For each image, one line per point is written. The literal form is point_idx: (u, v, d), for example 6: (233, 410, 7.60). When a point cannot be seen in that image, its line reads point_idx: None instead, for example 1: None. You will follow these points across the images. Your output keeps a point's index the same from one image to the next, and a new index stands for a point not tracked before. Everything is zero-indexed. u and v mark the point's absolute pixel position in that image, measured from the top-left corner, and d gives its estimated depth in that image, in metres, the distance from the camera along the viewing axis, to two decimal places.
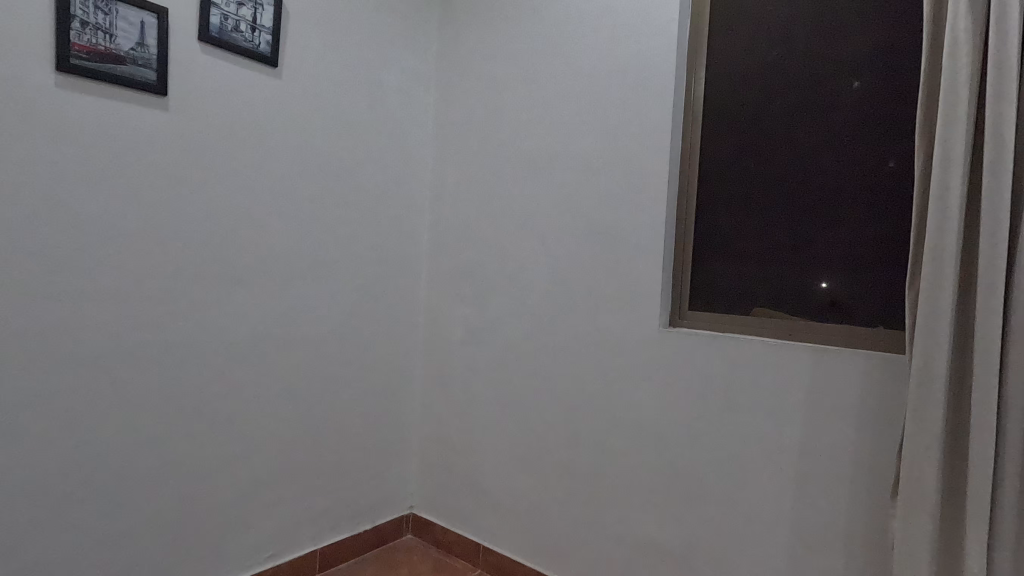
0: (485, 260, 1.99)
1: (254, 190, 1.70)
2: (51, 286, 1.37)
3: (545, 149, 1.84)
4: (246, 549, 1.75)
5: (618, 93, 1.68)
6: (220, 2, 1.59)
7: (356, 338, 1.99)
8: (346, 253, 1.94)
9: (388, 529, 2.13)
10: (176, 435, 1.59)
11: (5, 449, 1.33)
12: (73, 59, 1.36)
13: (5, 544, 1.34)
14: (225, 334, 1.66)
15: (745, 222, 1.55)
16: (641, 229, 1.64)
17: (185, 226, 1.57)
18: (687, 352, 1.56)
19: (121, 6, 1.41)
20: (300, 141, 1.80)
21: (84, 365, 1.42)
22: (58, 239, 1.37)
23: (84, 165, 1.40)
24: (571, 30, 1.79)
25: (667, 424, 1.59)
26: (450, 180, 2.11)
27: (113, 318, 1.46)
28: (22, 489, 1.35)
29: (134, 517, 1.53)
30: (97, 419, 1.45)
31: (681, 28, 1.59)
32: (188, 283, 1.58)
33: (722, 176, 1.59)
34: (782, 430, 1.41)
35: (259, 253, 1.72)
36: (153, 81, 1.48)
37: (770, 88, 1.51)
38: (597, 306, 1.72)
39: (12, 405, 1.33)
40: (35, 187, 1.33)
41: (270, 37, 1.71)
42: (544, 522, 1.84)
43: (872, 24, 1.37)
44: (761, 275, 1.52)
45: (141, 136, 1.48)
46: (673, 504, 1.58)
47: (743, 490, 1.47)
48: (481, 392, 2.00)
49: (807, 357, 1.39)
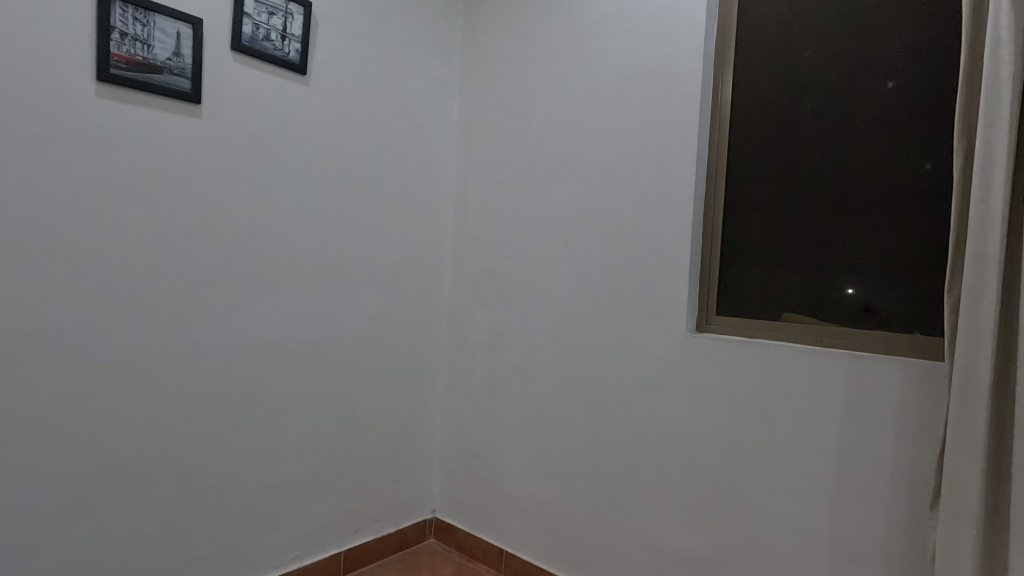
0: (508, 265, 1.99)
1: (283, 195, 1.73)
2: (90, 289, 1.40)
3: (570, 154, 1.84)
4: (273, 551, 1.77)
5: (644, 97, 1.69)
6: (252, 12, 1.62)
7: (381, 342, 2.01)
8: (372, 257, 1.96)
9: (411, 533, 2.14)
10: (206, 435, 1.62)
11: (43, 447, 1.36)
12: (113, 70, 1.40)
13: (42, 540, 1.37)
14: (254, 337, 1.69)
15: (775, 225, 1.54)
16: (667, 233, 1.63)
17: (217, 231, 1.60)
18: (714, 358, 1.55)
19: (158, 17, 1.44)
20: (328, 147, 1.82)
21: (119, 366, 1.46)
22: (95, 244, 1.40)
23: (122, 172, 1.43)
24: (596, 35, 1.80)
25: (695, 429, 1.58)
26: (474, 185, 2.12)
27: (147, 320, 1.49)
28: (58, 486, 1.39)
29: (165, 515, 1.56)
30: (131, 419, 1.48)
31: (708, 31, 1.58)
32: (219, 287, 1.61)
33: (750, 179, 1.58)
34: (813, 436, 1.40)
35: (288, 257, 1.75)
36: (187, 89, 1.51)
37: (801, 91, 1.50)
38: (623, 310, 1.72)
39: (50, 404, 1.37)
40: (74, 194, 1.37)
41: (300, 45, 1.73)
42: (568, 527, 1.83)
43: (907, 25, 1.36)
44: (791, 278, 1.51)
45: (175, 143, 1.51)
46: (701, 511, 1.57)
47: (773, 497, 1.45)
48: (505, 396, 2.00)
49: (839, 362, 1.37)
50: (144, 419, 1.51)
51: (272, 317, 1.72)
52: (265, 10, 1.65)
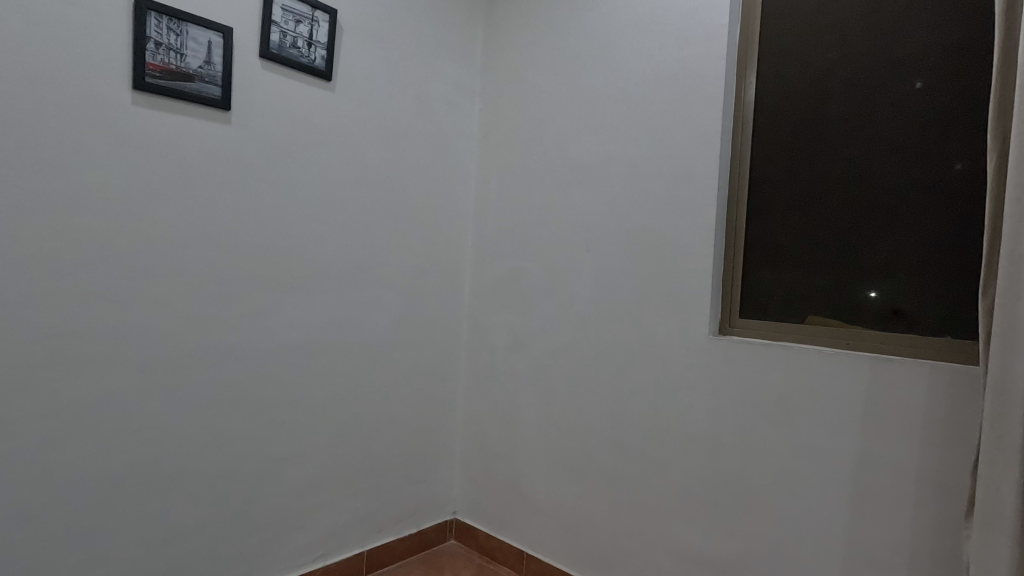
0: (529, 267, 2.00)
1: (309, 199, 1.76)
2: (124, 292, 1.44)
3: (591, 157, 1.85)
4: (296, 550, 1.79)
5: (666, 99, 1.69)
6: (279, 20, 1.65)
7: (403, 344, 2.03)
8: (394, 260, 1.98)
9: (432, 535, 2.16)
10: (233, 434, 1.65)
11: (79, 445, 1.40)
12: (148, 78, 1.44)
13: (77, 537, 1.41)
14: (279, 339, 1.72)
15: (799, 228, 1.53)
16: (689, 236, 1.63)
17: (245, 235, 1.63)
18: (738, 360, 1.54)
19: (190, 27, 1.49)
20: (352, 152, 1.85)
21: (152, 367, 1.49)
22: (129, 247, 1.44)
23: (155, 177, 1.47)
24: (618, 39, 1.81)
25: (718, 433, 1.57)
26: (494, 189, 2.14)
27: (178, 322, 1.53)
28: (92, 483, 1.42)
29: (193, 514, 1.59)
30: (162, 419, 1.52)
31: (731, 33, 1.58)
32: (246, 289, 1.64)
33: (774, 181, 1.57)
34: (839, 440, 1.38)
35: (313, 260, 1.78)
36: (218, 96, 1.55)
37: (826, 92, 1.49)
38: (644, 313, 1.72)
39: (86, 403, 1.40)
40: (110, 200, 1.41)
41: (325, 52, 1.76)
42: (589, 530, 1.83)
43: (936, 24, 1.34)
44: (816, 281, 1.49)
45: (206, 149, 1.55)
46: (724, 515, 1.56)
47: (798, 502, 1.43)
48: (525, 399, 2.01)
49: (867, 366, 1.35)
50: (174, 418, 1.54)
51: (297, 319, 1.75)
52: (292, 19, 1.68)
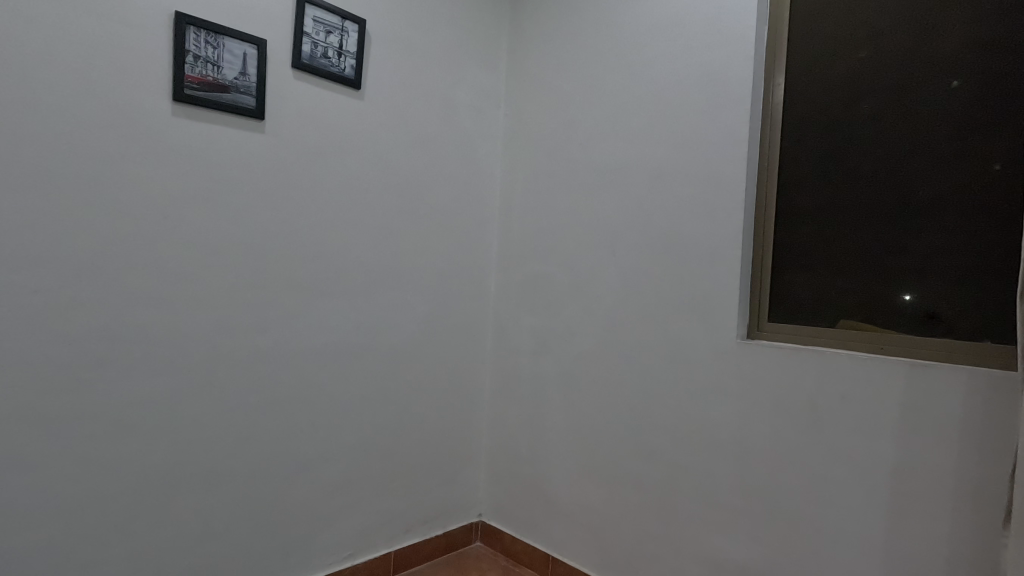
0: (554, 271, 2.01)
1: (338, 205, 1.80)
2: (164, 295, 1.50)
3: (616, 161, 1.85)
4: (325, 549, 1.83)
5: (692, 103, 1.68)
6: (311, 31, 1.70)
7: (430, 347, 2.06)
8: (421, 265, 2.01)
9: (458, 536, 2.18)
10: (265, 435, 1.69)
11: (121, 443, 1.45)
12: (188, 90, 1.49)
13: (117, 532, 1.46)
14: (310, 341, 1.76)
15: (829, 230, 1.50)
16: (716, 240, 1.62)
17: (278, 240, 1.68)
18: (767, 365, 1.52)
19: (226, 40, 1.54)
20: (381, 158, 1.89)
21: (190, 368, 1.55)
22: (169, 253, 1.50)
23: (193, 185, 1.52)
24: (643, 43, 1.81)
25: (747, 438, 1.55)
26: (519, 195, 2.15)
27: (214, 324, 1.58)
28: (133, 480, 1.48)
29: (226, 512, 1.63)
30: (198, 420, 1.57)
31: (758, 35, 1.57)
32: (278, 293, 1.69)
33: (803, 183, 1.55)
34: (873, 447, 1.35)
35: (342, 265, 1.82)
36: (252, 106, 1.60)
37: (857, 92, 1.46)
38: (670, 317, 1.71)
39: (128, 403, 1.46)
40: (151, 208, 1.46)
41: (354, 61, 1.81)
42: (614, 535, 1.83)
43: (973, 20, 1.31)
44: (847, 284, 1.47)
45: (242, 157, 1.60)
46: (753, 522, 1.53)
47: (829, 510, 1.41)
48: (551, 402, 2.02)
49: (901, 372, 1.32)
50: (210, 417, 1.59)
51: (327, 322, 1.79)
52: (323, 30, 1.73)
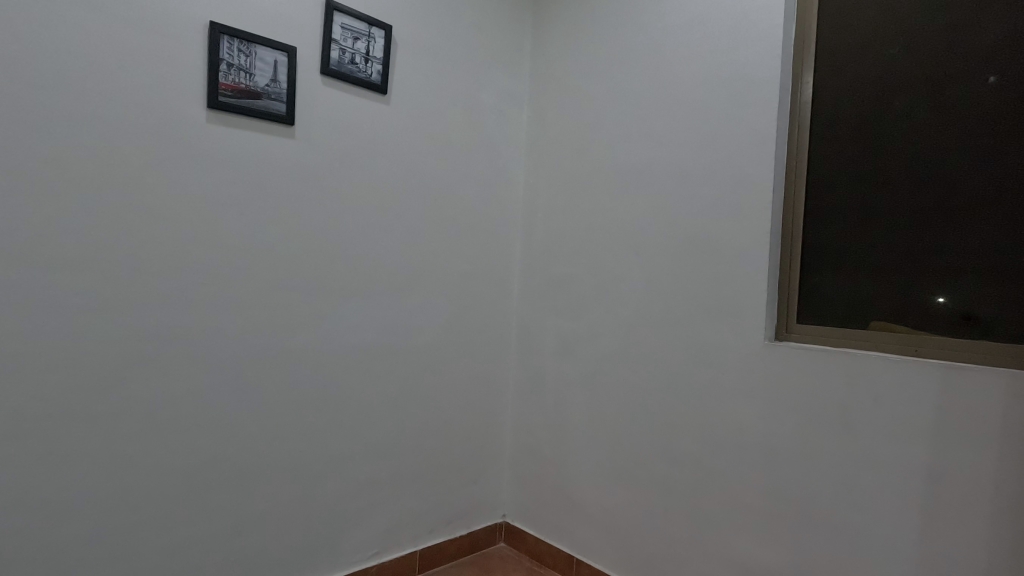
0: (578, 273, 2.02)
1: (365, 207, 1.83)
2: (198, 297, 1.54)
3: (641, 162, 1.85)
4: (352, 547, 1.86)
5: (717, 103, 1.67)
6: (339, 38, 1.74)
7: (454, 348, 2.08)
8: (446, 266, 2.03)
9: (482, 536, 2.19)
10: (294, 433, 1.73)
11: (158, 440, 1.50)
12: (221, 97, 1.54)
13: (153, 526, 1.50)
14: (337, 341, 1.79)
15: (861, 230, 1.47)
16: (743, 241, 1.60)
17: (307, 243, 1.72)
18: (796, 367, 1.50)
19: (258, 48, 1.59)
20: (407, 162, 1.92)
21: (222, 368, 1.59)
22: (203, 255, 1.54)
23: (226, 190, 1.57)
24: (667, 43, 1.80)
25: (775, 441, 1.53)
26: (543, 196, 2.16)
27: (246, 325, 1.62)
28: (168, 477, 1.52)
29: (257, 508, 1.67)
30: (231, 418, 1.61)
31: (786, 33, 1.55)
32: (307, 294, 1.72)
33: (833, 182, 1.52)
34: (907, 451, 1.32)
35: (369, 267, 1.85)
36: (283, 112, 1.65)
37: (890, 89, 1.43)
38: (696, 318, 1.70)
39: (165, 401, 1.50)
40: (187, 212, 1.51)
41: (381, 67, 1.84)
42: (639, 537, 1.82)
43: (1012, 13, 1.27)
44: (880, 285, 1.44)
45: (273, 162, 1.64)
46: (782, 527, 1.51)
47: (861, 516, 1.38)
48: (576, 404, 2.02)
49: (936, 374, 1.29)
50: (241, 416, 1.63)
51: (354, 323, 1.83)
52: (350, 36, 1.76)
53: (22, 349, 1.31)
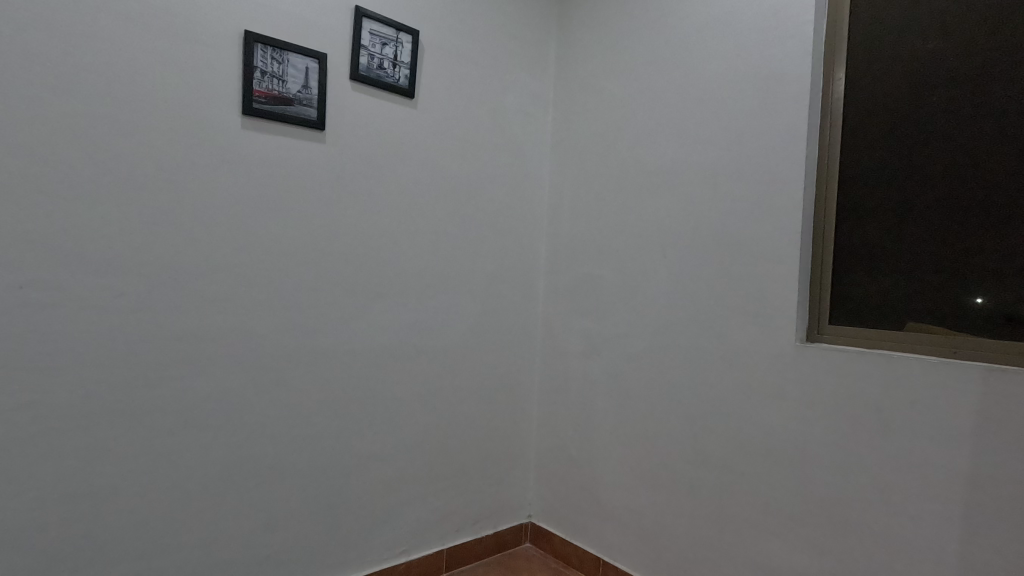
0: (604, 274, 2.02)
1: (393, 210, 1.86)
2: (233, 298, 1.58)
3: (667, 162, 1.84)
4: (381, 545, 1.88)
5: (746, 101, 1.65)
6: (367, 44, 1.77)
7: (481, 349, 2.10)
8: (472, 268, 2.05)
9: (508, 536, 2.20)
10: (325, 431, 1.76)
11: (196, 437, 1.55)
12: (255, 104, 1.58)
13: (190, 520, 1.55)
14: (366, 341, 1.83)
15: (896, 229, 1.44)
16: (773, 241, 1.58)
17: (337, 245, 1.75)
18: (828, 369, 1.47)
19: (290, 55, 1.63)
20: (434, 164, 1.95)
21: (256, 367, 1.63)
22: (239, 257, 1.59)
23: (260, 195, 1.61)
24: (694, 43, 1.80)
25: (806, 443, 1.50)
26: (568, 198, 2.17)
27: (279, 326, 1.66)
28: (205, 473, 1.57)
29: (289, 504, 1.71)
30: (264, 416, 1.65)
31: (817, 29, 1.53)
32: (337, 295, 1.76)
33: (866, 181, 1.49)
34: (947, 455, 1.28)
35: (396, 269, 1.87)
36: (313, 117, 1.68)
37: (926, 84, 1.39)
38: (725, 319, 1.68)
39: (202, 399, 1.55)
40: (224, 215, 1.56)
41: (408, 71, 1.86)
42: (666, 539, 1.80)
43: None
44: (915, 285, 1.40)
45: (305, 167, 1.68)
46: (814, 532, 1.48)
47: (897, 522, 1.35)
48: (602, 405, 2.02)
49: (976, 377, 1.25)
50: (274, 415, 1.67)
51: (383, 324, 1.86)
52: (379, 42, 1.80)
53: (69, 348, 1.37)
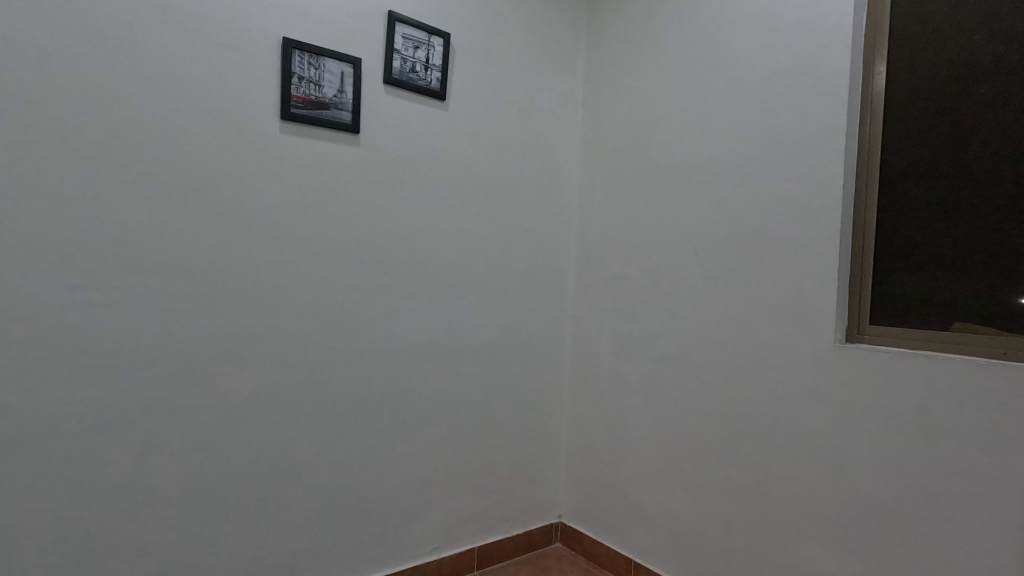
0: (636, 274, 2.01)
1: (425, 211, 1.88)
2: (271, 298, 1.62)
3: (700, 161, 1.82)
4: (413, 541, 1.91)
5: (782, 97, 1.63)
6: (400, 48, 1.80)
7: (511, 349, 2.11)
8: (503, 268, 2.06)
9: (538, 536, 2.21)
10: (359, 428, 1.79)
11: (236, 433, 1.59)
12: (293, 109, 1.62)
13: (231, 513, 1.60)
14: (399, 340, 1.85)
15: (942, 226, 1.39)
16: (810, 239, 1.56)
17: (371, 246, 1.78)
18: (870, 370, 1.44)
19: (326, 60, 1.66)
20: (465, 166, 1.96)
21: (293, 366, 1.67)
22: (277, 259, 1.63)
23: (297, 197, 1.65)
24: (728, 40, 1.77)
25: (846, 445, 1.47)
26: (599, 197, 2.16)
27: (315, 325, 1.70)
28: (244, 468, 1.61)
29: (324, 500, 1.74)
30: (301, 414, 1.69)
31: (857, 23, 1.50)
32: (370, 296, 1.79)
33: (909, 177, 1.44)
34: (996, 459, 1.24)
35: (429, 269, 1.89)
36: (348, 120, 1.71)
37: (974, 76, 1.34)
38: (760, 318, 1.66)
39: (243, 396, 1.59)
40: (263, 217, 1.60)
41: (440, 74, 1.88)
42: (699, 541, 1.78)
43: None
44: (963, 284, 1.35)
45: (340, 169, 1.72)
46: (854, 536, 1.45)
47: (941, 528, 1.31)
48: (633, 404, 2.01)
49: None
50: (311, 412, 1.71)
51: (415, 323, 1.88)
52: (411, 45, 1.82)
53: (119, 345, 1.43)
